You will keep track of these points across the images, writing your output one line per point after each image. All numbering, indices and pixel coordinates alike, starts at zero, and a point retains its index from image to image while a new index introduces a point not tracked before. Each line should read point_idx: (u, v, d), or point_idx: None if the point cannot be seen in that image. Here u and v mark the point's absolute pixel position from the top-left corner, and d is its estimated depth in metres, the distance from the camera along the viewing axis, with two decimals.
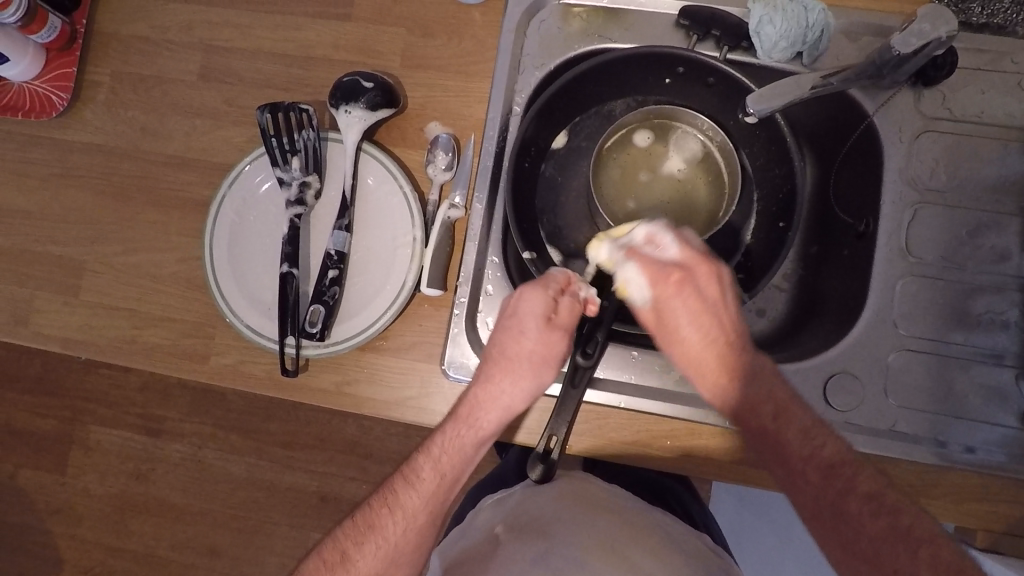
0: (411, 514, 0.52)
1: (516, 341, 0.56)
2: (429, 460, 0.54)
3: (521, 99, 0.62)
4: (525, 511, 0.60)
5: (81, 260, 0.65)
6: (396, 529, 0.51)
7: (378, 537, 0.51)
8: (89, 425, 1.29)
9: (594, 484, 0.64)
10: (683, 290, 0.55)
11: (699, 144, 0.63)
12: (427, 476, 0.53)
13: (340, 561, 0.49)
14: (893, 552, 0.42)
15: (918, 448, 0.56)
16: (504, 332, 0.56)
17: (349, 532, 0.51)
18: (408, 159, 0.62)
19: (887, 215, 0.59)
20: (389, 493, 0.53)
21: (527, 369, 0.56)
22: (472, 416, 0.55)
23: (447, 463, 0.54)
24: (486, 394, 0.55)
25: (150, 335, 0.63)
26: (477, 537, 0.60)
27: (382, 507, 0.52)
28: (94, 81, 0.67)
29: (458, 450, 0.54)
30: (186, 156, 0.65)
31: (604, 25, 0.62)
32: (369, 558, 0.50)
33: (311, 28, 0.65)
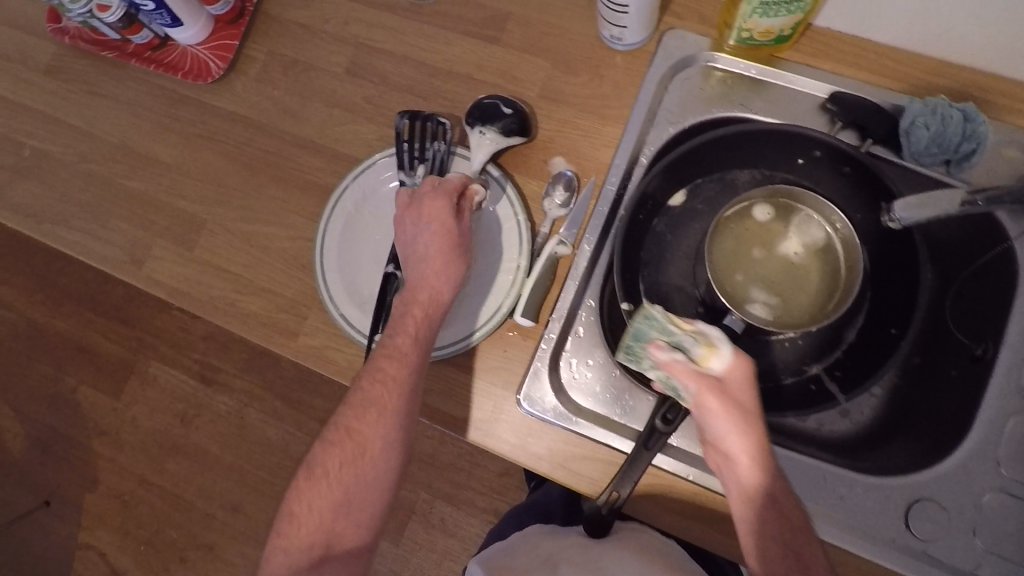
0: (399, 382, 0.53)
1: (430, 227, 0.56)
2: (393, 343, 0.55)
3: (649, 152, 0.62)
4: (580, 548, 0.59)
5: (201, 218, 0.69)
6: (375, 419, 0.54)
7: (376, 407, 0.54)
8: (153, 362, 1.36)
9: (652, 538, 0.63)
10: (721, 402, 0.47)
11: (823, 233, 0.60)
12: (387, 366, 0.54)
13: (348, 436, 0.54)
14: None
15: None
16: (403, 223, 0.58)
17: (349, 412, 0.55)
18: (526, 186, 0.63)
19: (1009, 345, 0.56)
20: (376, 368, 0.54)
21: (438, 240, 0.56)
22: (420, 287, 0.56)
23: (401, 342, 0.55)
24: (430, 272, 0.56)
25: (249, 302, 0.66)
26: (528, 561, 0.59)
27: (371, 384, 0.54)
28: (249, 56, 0.72)
29: (417, 322, 0.55)
30: (317, 142, 0.68)
31: (747, 95, 0.62)
32: (373, 425, 0.54)
33: (459, 45, 0.67)
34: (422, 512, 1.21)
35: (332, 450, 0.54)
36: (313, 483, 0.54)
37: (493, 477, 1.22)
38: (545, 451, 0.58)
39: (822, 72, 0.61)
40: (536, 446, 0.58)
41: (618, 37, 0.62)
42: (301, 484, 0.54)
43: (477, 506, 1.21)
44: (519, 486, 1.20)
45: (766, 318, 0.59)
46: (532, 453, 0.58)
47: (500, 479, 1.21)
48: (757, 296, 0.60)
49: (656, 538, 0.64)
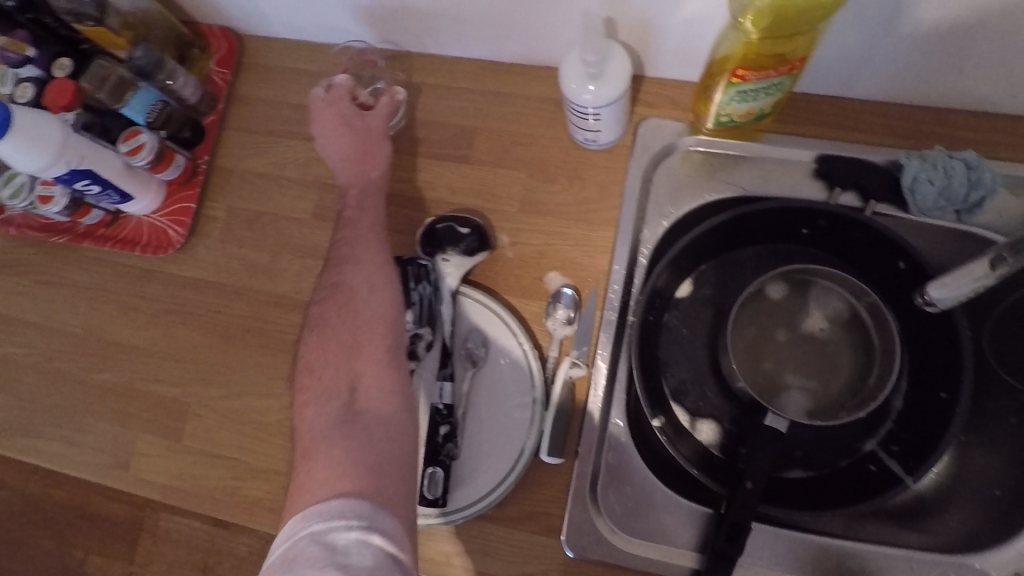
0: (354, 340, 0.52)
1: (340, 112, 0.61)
2: (334, 365, 0.51)
3: (647, 251, 0.58)
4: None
5: (184, 401, 0.64)
6: (331, 411, 0.49)
7: (352, 349, 0.52)
8: None
9: None
10: None
11: (845, 302, 0.57)
12: (326, 372, 0.52)
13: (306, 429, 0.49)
14: None
15: None
16: (330, 117, 0.61)
17: (314, 415, 0.49)
18: (526, 309, 0.59)
19: None
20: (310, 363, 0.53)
21: (342, 165, 0.60)
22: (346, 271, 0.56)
23: (337, 326, 0.53)
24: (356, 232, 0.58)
25: (251, 488, 0.60)
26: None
27: (322, 395, 0.50)
28: (210, 216, 0.68)
29: (343, 297, 0.54)
30: (297, 297, 0.64)
31: (735, 172, 0.59)
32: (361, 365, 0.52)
33: (428, 169, 0.64)
34: None
35: (326, 408, 0.49)
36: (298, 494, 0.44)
37: None
38: None
39: (805, 139, 0.59)
40: None
41: (593, 138, 0.59)
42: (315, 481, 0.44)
43: None
44: None
45: (806, 404, 0.56)
46: None
47: None
48: (793, 381, 0.56)
49: None
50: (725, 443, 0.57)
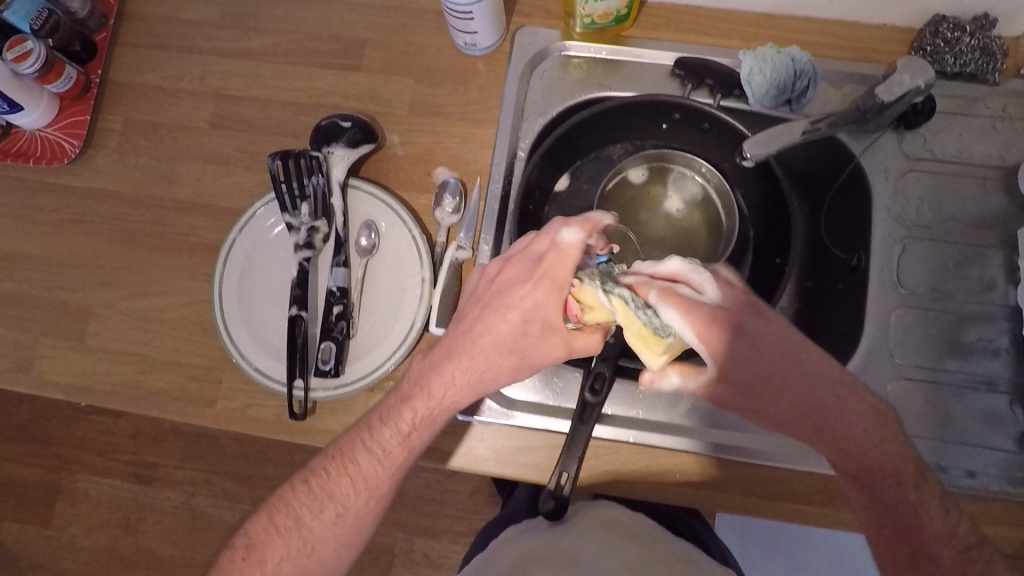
0: (474, 353, 0.50)
1: (501, 317, 0.49)
2: (445, 380, 0.50)
3: (525, 144, 0.64)
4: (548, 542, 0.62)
5: (85, 305, 0.65)
6: (354, 499, 0.50)
7: (470, 366, 0.50)
8: (79, 474, 1.26)
9: (620, 512, 0.67)
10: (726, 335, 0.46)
11: (699, 186, 0.66)
12: (442, 376, 0.50)
13: (342, 472, 0.50)
14: (912, 521, 0.45)
15: None
16: (491, 312, 0.50)
17: (391, 403, 0.51)
18: (416, 202, 0.64)
19: (876, 249, 0.62)
20: (372, 424, 0.51)
21: (545, 290, 0.48)
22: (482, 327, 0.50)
23: (444, 381, 0.50)
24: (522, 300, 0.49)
25: (157, 380, 0.63)
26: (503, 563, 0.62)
27: (410, 408, 0.50)
28: (106, 130, 0.69)
29: (493, 320, 0.49)
30: (198, 202, 0.66)
31: (604, 75, 0.65)
32: (457, 386, 0.50)
33: (321, 78, 0.67)
34: (404, 552, 1.19)
35: (389, 419, 0.50)
36: (275, 529, 0.50)
37: (465, 497, 1.21)
38: (490, 451, 0.60)
39: (663, 43, 0.65)
40: (480, 448, 0.60)
41: (472, 43, 0.64)
42: (255, 537, 0.50)
43: (456, 530, 1.19)
44: (495, 500, 1.19)
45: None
46: (477, 456, 0.60)
47: (474, 498, 1.20)
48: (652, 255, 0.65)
49: (624, 512, 0.67)
50: None
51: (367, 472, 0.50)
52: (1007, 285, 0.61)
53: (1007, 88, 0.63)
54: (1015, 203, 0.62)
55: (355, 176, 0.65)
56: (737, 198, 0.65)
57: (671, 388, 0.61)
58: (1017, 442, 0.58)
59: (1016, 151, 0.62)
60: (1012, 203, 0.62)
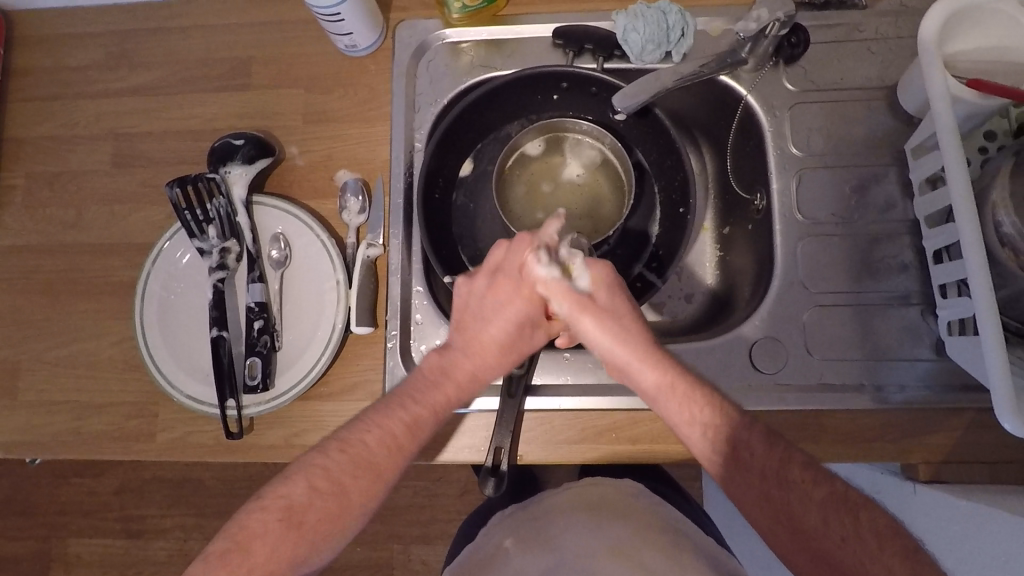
0: (398, 435, 0.50)
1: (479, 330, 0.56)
2: (381, 442, 0.49)
3: (421, 135, 0.65)
4: (535, 523, 0.62)
5: (15, 362, 0.66)
6: (295, 548, 0.43)
7: (368, 452, 0.48)
8: (67, 539, 1.25)
9: (605, 486, 0.66)
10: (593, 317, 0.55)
11: (595, 149, 0.66)
12: (406, 437, 0.50)
13: (337, 490, 0.46)
14: (835, 522, 0.42)
15: (852, 396, 0.58)
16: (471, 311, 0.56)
17: (341, 466, 0.47)
18: (323, 209, 0.65)
19: (775, 185, 0.63)
20: (364, 426, 0.49)
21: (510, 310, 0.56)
22: (448, 371, 0.54)
23: (456, 372, 0.54)
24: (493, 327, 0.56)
25: (93, 424, 0.63)
26: (490, 548, 0.62)
27: (378, 449, 0.49)
28: (9, 186, 0.69)
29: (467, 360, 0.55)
30: (110, 242, 0.67)
31: (488, 56, 0.66)
32: (382, 445, 0.49)
33: (213, 102, 0.68)
34: (401, 563, 1.18)
35: (336, 466, 0.47)
36: (272, 514, 0.44)
37: (453, 500, 1.20)
38: (428, 440, 0.60)
39: (539, 17, 0.66)
40: (419, 437, 0.60)
41: (352, 45, 0.65)
42: (272, 524, 0.44)
43: (449, 534, 1.19)
44: (482, 498, 1.19)
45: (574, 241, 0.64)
46: (418, 446, 0.60)
47: (461, 498, 1.19)
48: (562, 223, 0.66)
49: (609, 485, 0.66)
50: None
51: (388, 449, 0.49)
52: (905, 200, 0.62)
53: (874, 10, 0.64)
54: (901, 119, 0.63)
55: (259, 192, 0.65)
56: (635, 155, 0.66)
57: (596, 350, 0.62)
58: (936, 349, 0.59)
59: (894, 68, 0.63)
60: (899, 120, 0.63)
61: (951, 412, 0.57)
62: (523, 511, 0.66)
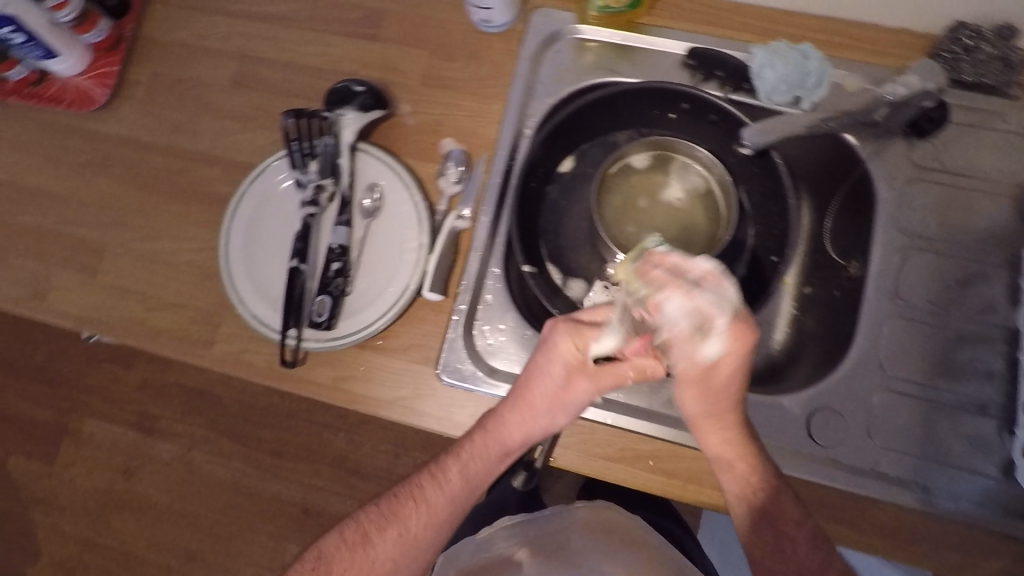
0: (433, 509, 0.56)
1: (537, 381, 0.54)
2: (434, 498, 0.56)
3: (532, 122, 0.65)
4: (552, 539, 0.63)
5: (101, 243, 0.69)
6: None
7: (400, 525, 0.55)
8: (87, 419, 1.31)
9: (615, 513, 0.68)
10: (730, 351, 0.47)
11: (701, 178, 0.66)
12: (450, 505, 0.56)
13: (362, 543, 0.55)
14: None
15: (902, 490, 0.56)
16: (529, 373, 0.54)
17: (373, 519, 0.56)
18: (421, 170, 0.66)
19: (875, 257, 0.62)
20: (414, 489, 0.56)
21: (571, 377, 0.53)
22: (490, 431, 0.55)
23: (500, 436, 0.55)
24: (536, 383, 0.54)
25: (158, 319, 0.66)
26: (501, 552, 0.62)
27: (409, 506, 0.56)
28: (133, 80, 0.72)
29: (508, 426, 0.55)
30: (212, 154, 0.69)
31: (616, 60, 0.66)
32: (420, 519, 0.56)
33: (340, 45, 0.70)
34: None
35: (383, 524, 0.55)
36: (346, 543, 0.55)
37: None
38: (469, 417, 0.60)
39: (676, 32, 0.65)
40: (461, 414, 0.60)
41: (487, 20, 0.66)
42: (342, 550, 0.55)
43: None
44: None
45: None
46: (458, 422, 0.60)
47: None
48: (649, 242, 0.65)
49: (617, 513, 0.68)
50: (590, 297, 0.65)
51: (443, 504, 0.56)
52: (1009, 307, 0.59)
53: None
54: None
55: (366, 140, 0.67)
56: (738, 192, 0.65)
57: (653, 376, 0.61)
58: (1002, 469, 0.57)
59: None
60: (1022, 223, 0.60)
61: (1001, 532, 0.55)
62: (533, 519, 0.67)
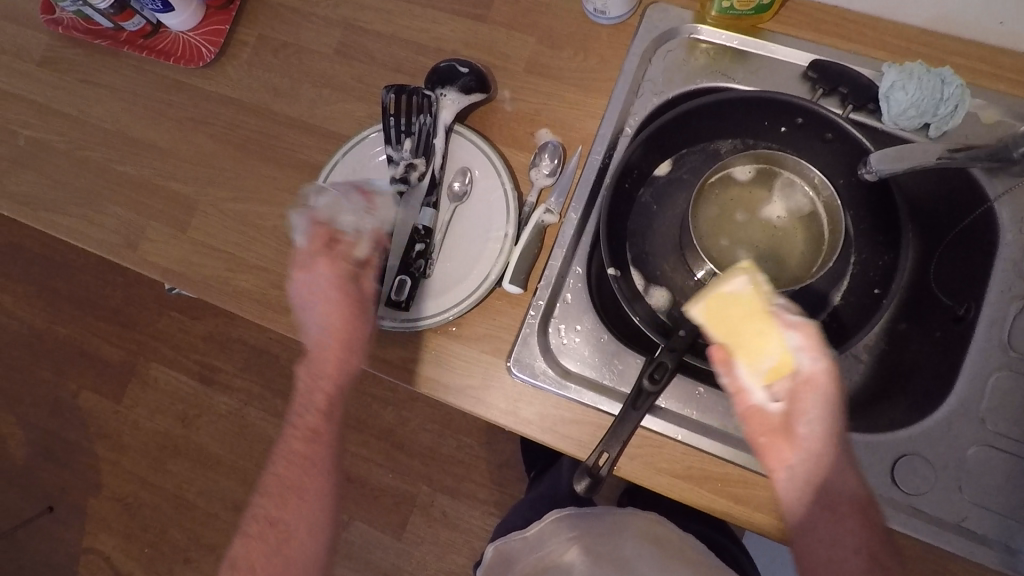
0: (301, 487, 0.55)
1: (310, 305, 0.57)
2: (289, 474, 0.55)
3: (634, 122, 0.63)
4: (603, 538, 0.61)
5: (195, 200, 0.70)
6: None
7: (272, 518, 0.55)
8: (152, 363, 1.37)
9: (664, 528, 0.65)
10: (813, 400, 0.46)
11: (807, 199, 0.63)
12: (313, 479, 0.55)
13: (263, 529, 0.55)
14: None
15: (985, 550, 0.53)
16: (303, 286, 0.57)
17: (262, 509, 0.55)
18: (514, 159, 0.65)
19: (990, 301, 0.57)
20: (280, 462, 0.56)
21: (330, 298, 0.56)
22: (314, 373, 0.56)
23: (323, 366, 0.56)
24: (308, 294, 0.57)
25: (241, 280, 0.67)
26: (553, 550, 0.60)
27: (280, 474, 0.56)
28: (240, 40, 0.73)
29: (325, 357, 0.56)
30: (309, 121, 0.70)
31: (730, 65, 0.63)
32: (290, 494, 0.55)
33: (445, 23, 0.69)
34: (424, 506, 1.21)
35: (264, 505, 0.56)
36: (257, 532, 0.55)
37: (492, 469, 1.20)
38: (536, 414, 0.59)
39: (799, 41, 0.62)
40: (528, 410, 0.59)
41: (600, 11, 0.64)
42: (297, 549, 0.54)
43: (478, 498, 1.20)
44: (519, 479, 1.19)
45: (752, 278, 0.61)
46: (524, 418, 0.59)
47: (500, 470, 1.20)
48: (742, 258, 0.62)
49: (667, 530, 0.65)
50: (672, 308, 0.63)
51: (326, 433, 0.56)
52: None
53: None
54: None
55: (461, 122, 0.66)
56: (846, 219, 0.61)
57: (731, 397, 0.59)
58: None
59: None
60: None
61: None
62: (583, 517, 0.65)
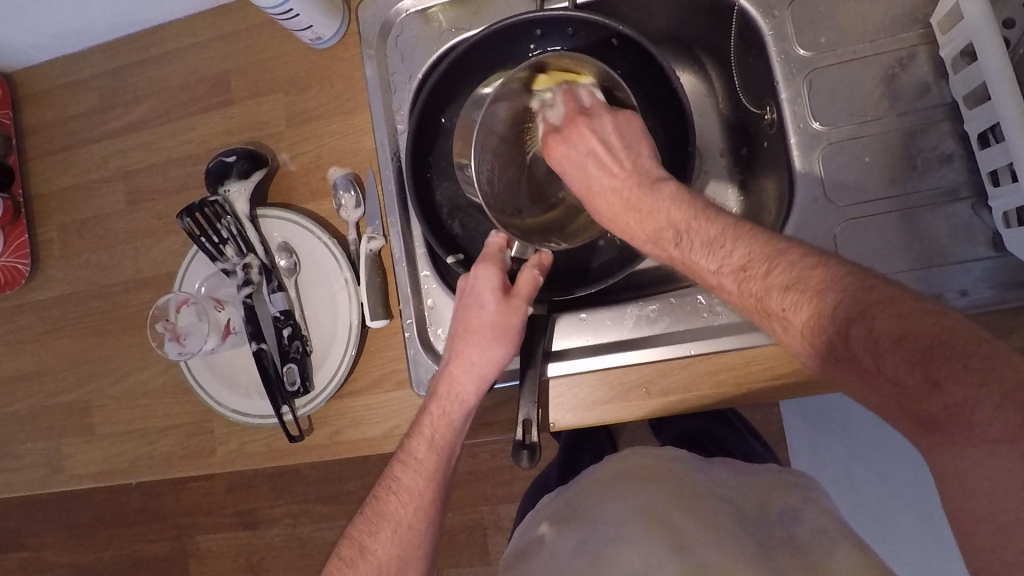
0: (386, 540, 0.51)
1: (473, 314, 0.56)
2: (388, 530, 0.51)
3: (402, 116, 0.63)
4: (572, 503, 0.53)
5: (90, 399, 0.72)
6: None
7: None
8: (198, 537, 1.23)
9: (642, 454, 0.55)
10: None
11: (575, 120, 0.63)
12: (391, 525, 0.52)
13: None
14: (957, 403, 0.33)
15: None
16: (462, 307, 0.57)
17: None
18: (321, 209, 0.65)
19: (782, 94, 0.57)
20: (384, 501, 0.53)
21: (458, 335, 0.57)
22: (449, 392, 0.56)
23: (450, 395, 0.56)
24: (457, 364, 0.56)
25: (163, 446, 0.68)
26: (529, 535, 0.54)
27: (387, 526, 0.52)
28: (47, 241, 0.74)
29: (456, 383, 0.56)
30: (140, 277, 0.70)
31: (454, 18, 0.63)
32: (386, 545, 0.51)
33: (202, 124, 0.69)
34: None
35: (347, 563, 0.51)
36: None
37: None
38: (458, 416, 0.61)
39: None
40: None
41: (317, 37, 0.63)
42: None
43: None
44: None
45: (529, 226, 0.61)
46: None
47: None
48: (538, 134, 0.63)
49: (647, 453, 0.55)
50: None
51: (386, 562, 0.50)
52: (940, 81, 0.53)
53: None
54: None
55: (262, 203, 0.66)
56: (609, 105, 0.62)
57: (612, 307, 0.59)
58: (993, 246, 0.52)
59: None
60: None
61: (1017, 311, 0.51)
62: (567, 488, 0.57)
